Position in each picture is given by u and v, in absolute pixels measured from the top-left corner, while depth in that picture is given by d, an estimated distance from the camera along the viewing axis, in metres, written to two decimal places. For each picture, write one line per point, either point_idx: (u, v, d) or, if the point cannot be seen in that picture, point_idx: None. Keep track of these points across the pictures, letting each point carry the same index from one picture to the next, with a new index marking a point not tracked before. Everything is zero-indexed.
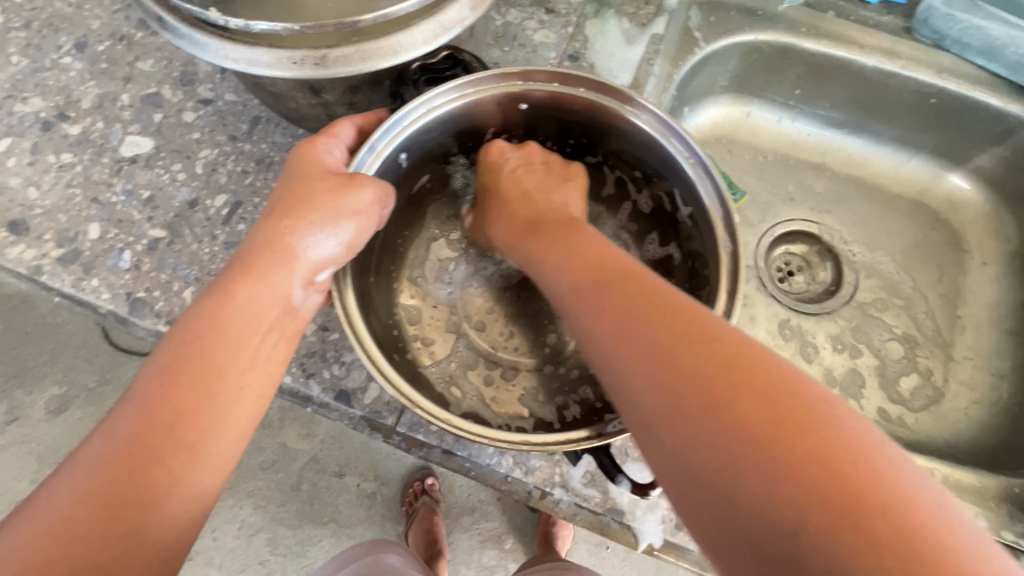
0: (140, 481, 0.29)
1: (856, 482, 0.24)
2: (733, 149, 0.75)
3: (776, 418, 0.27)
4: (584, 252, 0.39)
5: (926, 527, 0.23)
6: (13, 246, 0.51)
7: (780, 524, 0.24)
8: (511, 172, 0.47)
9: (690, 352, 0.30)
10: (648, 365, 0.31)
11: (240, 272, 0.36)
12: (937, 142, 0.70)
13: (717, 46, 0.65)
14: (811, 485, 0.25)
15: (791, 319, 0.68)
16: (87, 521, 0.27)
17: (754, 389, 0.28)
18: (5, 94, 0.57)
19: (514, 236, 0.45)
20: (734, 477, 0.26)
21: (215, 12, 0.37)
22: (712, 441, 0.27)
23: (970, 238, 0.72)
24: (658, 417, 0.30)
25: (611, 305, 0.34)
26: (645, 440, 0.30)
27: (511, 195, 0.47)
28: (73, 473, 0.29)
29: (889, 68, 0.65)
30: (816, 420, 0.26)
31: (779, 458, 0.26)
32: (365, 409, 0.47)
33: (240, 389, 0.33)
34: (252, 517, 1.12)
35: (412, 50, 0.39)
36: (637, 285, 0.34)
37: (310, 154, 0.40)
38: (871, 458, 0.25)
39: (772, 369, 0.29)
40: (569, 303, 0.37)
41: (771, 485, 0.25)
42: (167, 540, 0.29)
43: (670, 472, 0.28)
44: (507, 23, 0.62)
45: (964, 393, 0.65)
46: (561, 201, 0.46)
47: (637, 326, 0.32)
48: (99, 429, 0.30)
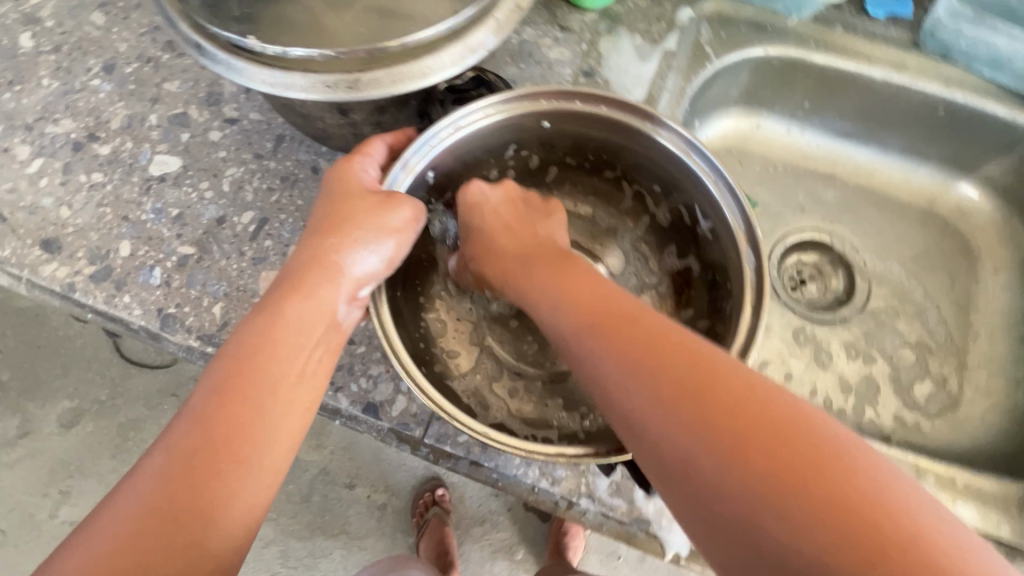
0: (199, 493, 0.30)
1: (872, 518, 0.26)
2: (744, 161, 0.76)
3: (792, 462, 0.28)
4: (583, 292, 0.39)
5: (940, 555, 0.25)
6: (46, 264, 0.52)
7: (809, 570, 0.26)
8: (492, 209, 0.49)
9: (703, 399, 0.31)
10: (663, 413, 0.31)
11: (289, 288, 0.37)
12: (945, 151, 0.71)
13: (728, 61, 0.67)
14: (832, 528, 0.26)
15: (806, 327, 0.69)
16: (152, 532, 0.28)
17: (766, 434, 0.29)
18: (37, 116, 0.59)
19: (498, 269, 0.46)
20: (759, 525, 0.27)
21: (253, 38, 0.39)
22: (733, 491, 0.28)
23: (980, 245, 0.72)
24: (677, 464, 0.30)
25: (618, 350, 0.35)
26: (666, 488, 0.31)
27: (496, 229, 0.48)
28: (136, 485, 0.30)
29: (897, 81, 0.66)
30: (827, 462, 0.28)
31: (800, 503, 0.27)
32: (393, 422, 0.48)
33: (290, 403, 0.34)
34: (266, 529, 1.12)
35: (441, 72, 0.40)
36: (639, 328, 0.35)
37: (350, 172, 0.41)
38: (882, 493, 0.27)
39: (780, 412, 0.30)
40: (573, 347, 0.37)
41: (797, 530, 0.27)
42: (224, 553, 0.29)
43: (696, 520, 0.30)
44: (523, 41, 0.64)
45: (979, 399, 0.65)
46: (547, 233, 0.48)
47: (645, 373, 0.33)
48: (159, 442, 0.31)
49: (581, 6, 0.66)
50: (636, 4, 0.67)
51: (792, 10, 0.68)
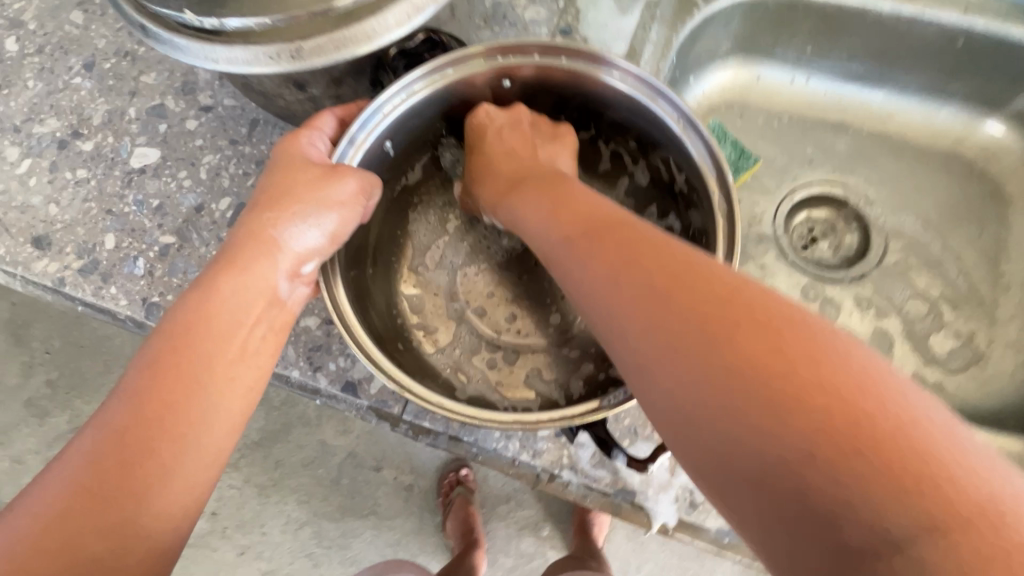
0: (132, 474, 0.30)
1: (864, 414, 0.24)
2: (745, 115, 0.72)
3: (773, 354, 0.26)
4: (568, 203, 0.39)
5: (936, 452, 0.23)
6: (38, 260, 0.54)
7: (787, 463, 0.24)
8: (496, 133, 0.46)
9: (684, 294, 0.30)
10: (642, 312, 0.31)
11: (226, 262, 0.37)
12: (969, 87, 0.65)
13: (718, 7, 0.62)
14: (813, 416, 0.25)
15: (814, 286, 0.65)
16: (82, 513, 0.29)
17: (754, 326, 0.27)
18: (25, 117, 0.60)
19: (501, 192, 0.45)
20: (737, 420, 0.26)
21: (189, 12, 0.38)
22: (713, 384, 0.27)
23: (1012, 188, 0.66)
24: (654, 361, 0.30)
25: (601, 254, 0.34)
26: (646, 390, 0.30)
27: (499, 153, 0.46)
28: (64, 467, 0.30)
29: (908, 12, 0.60)
30: (815, 351, 0.26)
31: (780, 395, 0.25)
32: (372, 399, 0.48)
33: (228, 381, 0.34)
34: (295, 512, 1.15)
35: (387, 34, 0.39)
36: (625, 231, 0.34)
37: (294, 145, 0.40)
38: (876, 385, 0.25)
39: (769, 303, 0.28)
40: (558, 256, 0.37)
41: (771, 423, 0.25)
42: (160, 532, 0.30)
43: (674, 420, 0.29)
44: (496, 3, 0.61)
45: (1010, 355, 0.61)
46: (548, 157, 0.46)
47: (627, 273, 0.32)
48: (89, 423, 0.31)
49: None
50: None
51: None
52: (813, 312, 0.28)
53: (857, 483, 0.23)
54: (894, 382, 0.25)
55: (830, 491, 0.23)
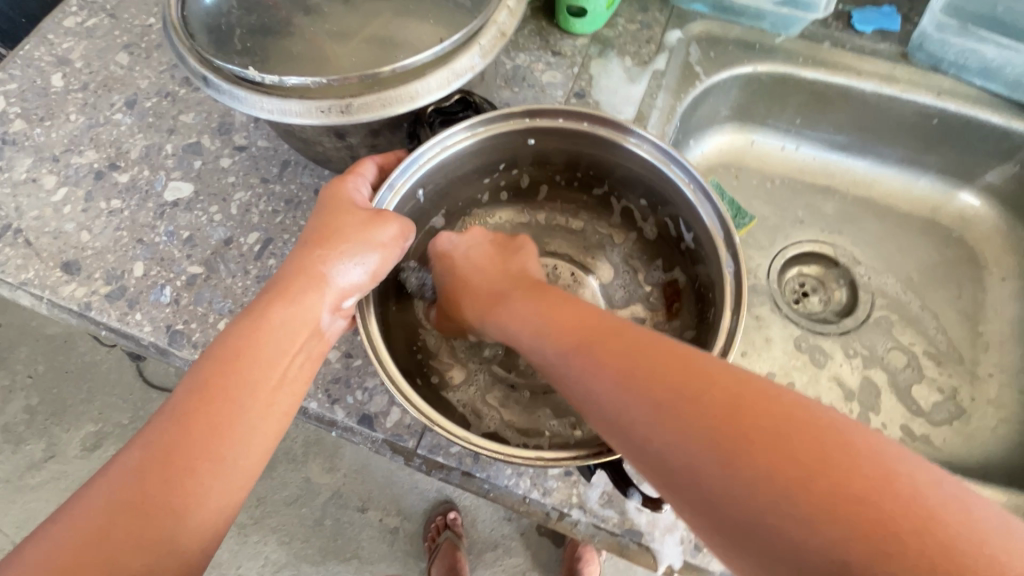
0: (173, 490, 0.32)
1: (871, 491, 0.27)
2: (740, 175, 0.77)
3: (779, 447, 0.29)
4: (563, 312, 0.42)
5: (940, 516, 0.26)
6: (66, 284, 0.56)
7: (835, 562, 0.26)
8: (464, 256, 0.51)
9: (688, 398, 0.32)
10: (655, 418, 0.33)
11: (276, 293, 0.40)
12: (944, 161, 0.71)
13: (718, 79, 0.69)
14: (831, 504, 0.27)
15: (806, 338, 0.68)
16: (124, 525, 0.31)
17: (757, 423, 0.30)
18: (64, 148, 0.63)
19: (481, 307, 0.47)
20: (777, 523, 0.28)
21: (253, 70, 0.43)
22: (745, 490, 0.29)
23: (986, 254, 0.71)
24: (677, 467, 0.31)
25: (604, 363, 0.36)
26: (682, 501, 0.31)
27: (469, 275, 0.50)
28: (112, 479, 0.32)
29: (888, 93, 0.67)
30: (810, 437, 0.29)
31: (799, 487, 0.28)
32: (387, 433, 0.49)
33: (268, 406, 0.37)
34: (277, 553, 1.12)
35: (428, 95, 0.43)
36: (621, 338, 0.37)
37: (341, 189, 0.44)
38: (869, 459, 0.28)
39: (758, 395, 0.31)
40: (562, 369, 0.39)
41: (798, 516, 0.27)
42: (192, 550, 0.32)
43: (717, 530, 0.30)
44: (516, 66, 0.67)
45: (992, 411, 0.64)
46: (519, 266, 0.50)
47: (632, 380, 0.35)
48: (138, 439, 0.34)
49: (572, 32, 0.69)
50: (625, 28, 0.70)
51: (779, 28, 0.69)
52: (795, 395, 0.32)
53: (894, 563, 0.25)
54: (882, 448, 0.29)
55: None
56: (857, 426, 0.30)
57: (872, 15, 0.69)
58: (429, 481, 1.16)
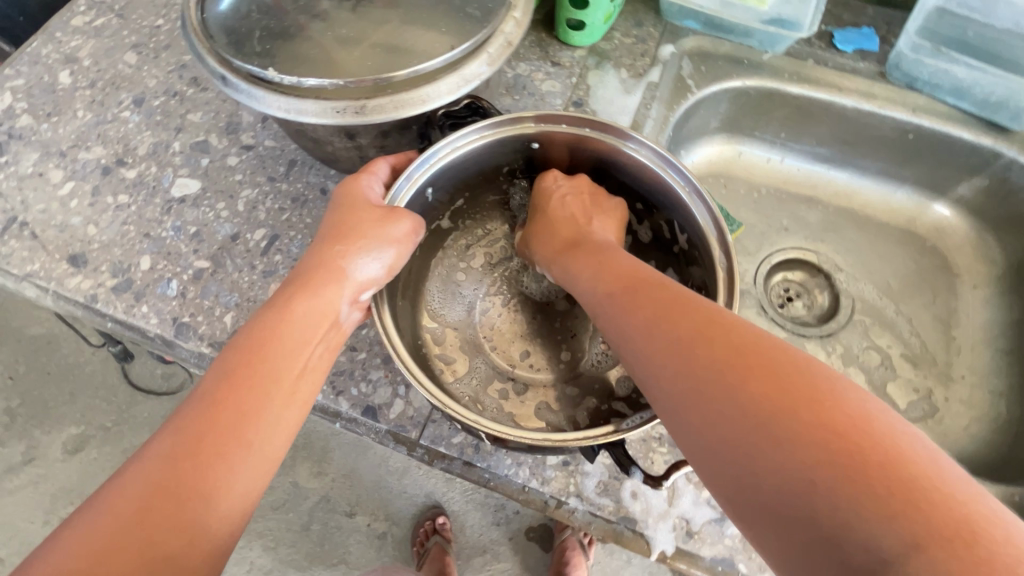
0: (204, 475, 0.33)
1: (862, 445, 0.28)
2: (729, 184, 0.80)
3: (784, 392, 0.31)
4: (613, 266, 0.45)
5: (927, 486, 0.26)
6: (72, 276, 0.56)
7: (800, 488, 0.28)
8: (560, 198, 0.52)
9: (708, 342, 0.35)
10: (673, 357, 0.36)
11: (298, 286, 0.42)
12: (919, 174, 0.75)
13: (709, 92, 0.72)
14: (817, 445, 0.29)
15: (791, 340, 0.71)
16: (160, 508, 0.32)
17: (767, 371, 0.32)
18: (71, 144, 0.64)
19: (557, 252, 0.50)
20: (758, 451, 0.30)
21: (272, 70, 0.44)
22: (738, 421, 0.31)
23: (959, 263, 0.75)
24: (682, 399, 0.34)
25: (638, 309, 0.40)
26: (680, 429, 0.34)
27: (559, 219, 0.51)
28: (144, 465, 0.34)
29: (868, 108, 0.70)
30: (820, 392, 0.30)
31: (790, 428, 0.30)
32: (391, 424, 0.50)
33: (291, 394, 0.38)
34: (264, 558, 1.12)
35: (438, 99, 0.45)
36: (661, 291, 0.40)
37: (356, 187, 0.46)
38: (874, 424, 0.29)
39: (781, 352, 0.33)
40: (602, 311, 0.43)
41: (780, 449, 0.29)
42: (223, 533, 0.33)
43: (702, 455, 0.33)
44: (517, 75, 0.70)
45: (965, 411, 0.67)
46: (601, 229, 0.51)
47: (662, 324, 0.38)
48: (169, 426, 0.35)
49: (571, 44, 0.72)
50: (622, 41, 0.73)
51: (767, 46, 0.73)
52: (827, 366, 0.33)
53: (854, 502, 0.27)
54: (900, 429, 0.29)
55: (837, 513, 0.27)
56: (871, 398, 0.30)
57: (852, 36, 0.73)
58: (420, 486, 1.17)
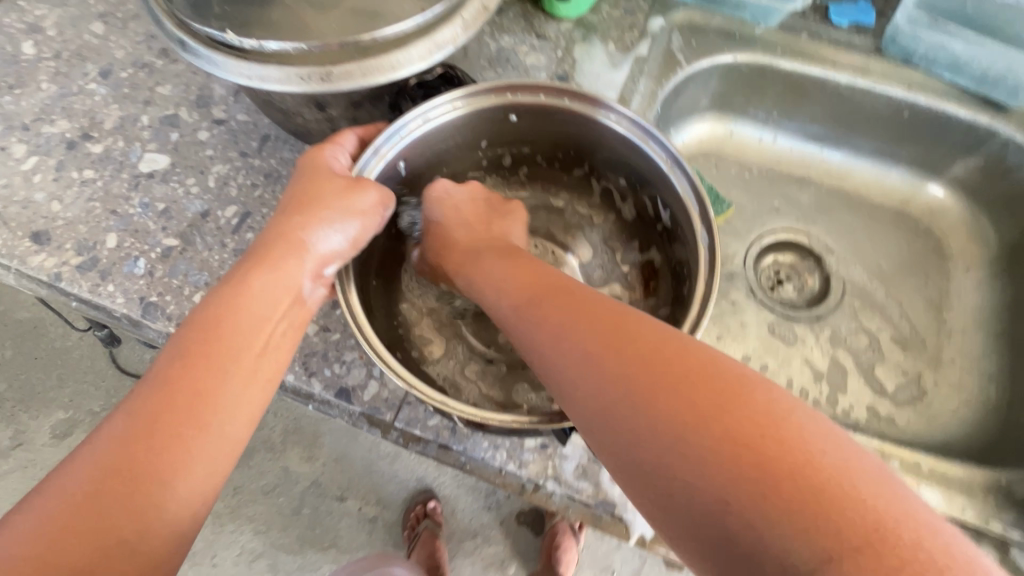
0: (160, 457, 0.32)
1: (770, 450, 0.27)
2: (719, 164, 0.78)
3: (693, 401, 0.30)
4: (522, 271, 0.43)
5: (835, 481, 0.26)
6: (35, 255, 0.54)
7: (715, 506, 0.27)
8: (456, 206, 0.51)
9: (619, 351, 0.33)
10: (585, 370, 0.34)
11: (258, 260, 0.40)
12: (914, 153, 0.73)
13: (698, 67, 0.70)
14: (729, 458, 0.27)
15: (779, 323, 0.70)
16: (113, 492, 0.30)
17: (675, 378, 0.31)
18: (34, 117, 0.61)
19: (455, 260, 0.49)
20: (672, 468, 0.29)
21: (232, 34, 0.42)
22: (652, 436, 0.30)
23: (952, 244, 0.74)
24: (598, 415, 0.33)
25: (548, 318, 0.38)
26: (598, 446, 0.33)
27: (456, 226, 0.50)
28: (96, 448, 0.32)
29: (862, 84, 0.68)
30: (726, 396, 0.29)
31: (702, 441, 0.28)
32: (364, 406, 0.49)
33: (252, 373, 0.36)
34: (253, 542, 1.11)
35: (410, 66, 0.43)
36: (569, 296, 0.38)
37: (320, 159, 0.44)
38: (776, 423, 0.28)
39: (686, 354, 0.32)
40: (510, 322, 0.40)
41: (694, 465, 0.28)
42: (182, 516, 0.32)
43: (624, 475, 0.31)
44: (500, 48, 0.67)
45: (954, 395, 0.66)
46: (502, 232, 0.51)
47: (573, 333, 0.36)
48: (122, 407, 0.33)
49: (556, 15, 0.69)
50: (609, 13, 0.70)
51: (759, 18, 0.70)
52: (729, 359, 0.32)
53: (771, 515, 0.26)
54: (802, 417, 0.29)
55: (751, 530, 0.26)
56: (772, 390, 0.30)
57: (848, 8, 0.71)
58: (410, 470, 1.16)
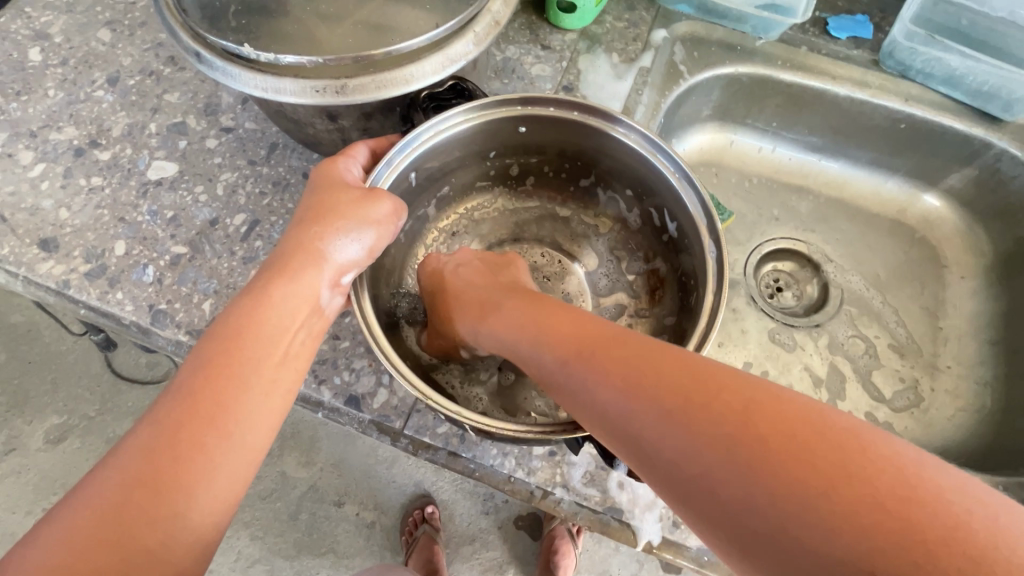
0: (183, 467, 0.32)
1: (883, 498, 0.26)
2: (720, 173, 0.79)
3: (786, 456, 0.28)
4: (562, 321, 0.41)
5: (952, 516, 0.25)
6: (43, 262, 0.54)
7: (848, 571, 0.25)
8: (453, 271, 0.52)
9: (693, 404, 0.31)
10: (664, 430, 0.31)
11: (276, 271, 0.40)
12: (910, 164, 0.75)
13: (701, 79, 0.71)
14: (846, 516, 0.26)
15: (780, 331, 0.71)
16: (137, 502, 0.31)
17: (761, 429, 0.29)
18: (41, 124, 0.61)
19: (473, 314, 0.47)
20: (789, 531, 0.27)
21: (248, 47, 0.42)
22: (755, 497, 0.28)
23: (947, 253, 0.75)
24: (689, 482, 0.30)
25: (608, 374, 0.35)
26: (693, 512, 0.30)
27: (460, 290, 0.49)
28: (120, 459, 0.32)
29: (861, 97, 0.70)
30: (815, 443, 0.28)
31: (812, 500, 0.26)
32: (374, 413, 0.49)
33: (272, 382, 0.37)
34: (251, 548, 1.11)
35: (423, 79, 0.44)
36: (619, 346, 0.37)
37: (332, 170, 0.44)
38: (872, 463, 0.27)
39: (760, 399, 0.30)
40: (565, 381, 0.38)
41: (814, 529, 0.26)
42: (205, 525, 0.32)
43: (734, 546, 0.28)
44: (506, 58, 0.68)
45: (951, 401, 0.67)
46: (511, 277, 0.51)
47: (640, 388, 0.33)
48: (145, 418, 0.34)
49: (561, 27, 0.70)
50: (613, 25, 0.71)
51: (760, 32, 0.72)
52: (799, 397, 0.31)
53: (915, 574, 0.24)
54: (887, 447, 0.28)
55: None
56: (848, 423, 0.29)
57: (847, 22, 0.72)
58: (408, 475, 1.16)
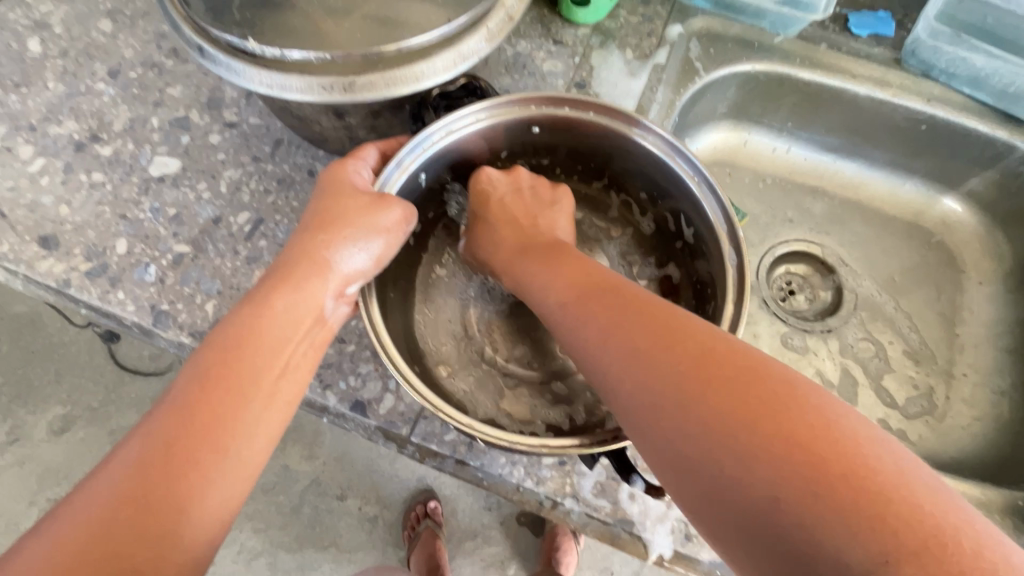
0: (177, 483, 0.31)
1: (824, 454, 0.27)
2: (734, 173, 0.78)
3: (745, 404, 0.29)
4: (565, 269, 0.42)
5: (889, 488, 0.25)
6: (43, 260, 0.53)
7: (768, 509, 0.27)
8: (499, 200, 0.50)
9: (669, 349, 0.33)
10: (635, 370, 0.33)
11: (279, 279, 0.39)
12: (930, 166, 0.73)
13: (716, 76, 0.69)
14: (785, 462, 0.27)
15: (793, 335, 0.70)
16: (128, 518, 0.30)
17: (725, 379, 0.30)
18: (42, 117, 0.60)
19: (502, 259, 0.48)
20: (722, 469, 0.28)
21: (253, 41, 0.41)
22: (700, 435, 0.29)
23: (965, 258, 0.73)
24: (646, 414, 0.32)
25: (596, 317, 0.37)
26: (643, 441, 0.32)
27: (499, 226, 0.50)
28: (111, 472, 0.31)
29: (881, 97, 0.68)
30: (779, 401, 0.29)
31: (755, 443, 0.28)
32: (380, 419, 0.48)
33: (271, 395, 0.36)
34: (253, 541, 1.11)
35: (433, 77, 0.42)
36: (616, 295, 0.38)
37: (341, 173, 0.43)
38: (834, 430, 0.27)
39: (738, 357, 0.31)
40: (557, 321, 0.40)
41: (747, 468, 0.27)
42: (198, 545, 0.31)
43: (670, 473, 0.31)
44: (517, 53, 0.66)
45: (966, 410, 0.66)
46: (548, 226, 0.50)
47: (620, 332, 0.35)
48: (140, 429, 0.33)
49: (574, 21, 0.68)
50: (627, 20, 0.69)
51: (779, 28, 0.70)
52: (785, 366, 0.31)
53: (828, 519, 0.25)
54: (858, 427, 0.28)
55: (805, 531, 0.25)
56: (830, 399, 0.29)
57: (868, 19, 0.70)
58: (411, 470, 1.16)
